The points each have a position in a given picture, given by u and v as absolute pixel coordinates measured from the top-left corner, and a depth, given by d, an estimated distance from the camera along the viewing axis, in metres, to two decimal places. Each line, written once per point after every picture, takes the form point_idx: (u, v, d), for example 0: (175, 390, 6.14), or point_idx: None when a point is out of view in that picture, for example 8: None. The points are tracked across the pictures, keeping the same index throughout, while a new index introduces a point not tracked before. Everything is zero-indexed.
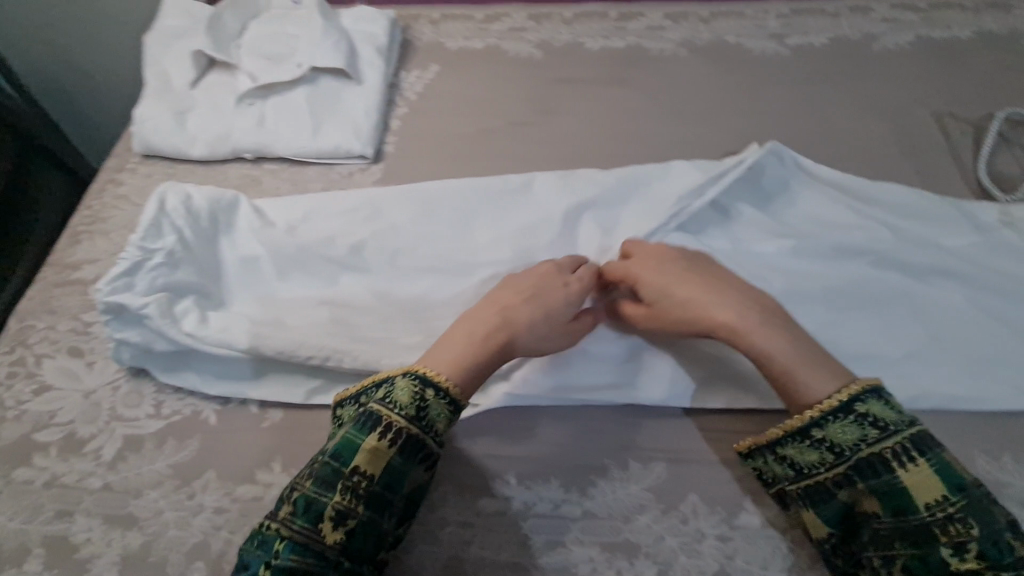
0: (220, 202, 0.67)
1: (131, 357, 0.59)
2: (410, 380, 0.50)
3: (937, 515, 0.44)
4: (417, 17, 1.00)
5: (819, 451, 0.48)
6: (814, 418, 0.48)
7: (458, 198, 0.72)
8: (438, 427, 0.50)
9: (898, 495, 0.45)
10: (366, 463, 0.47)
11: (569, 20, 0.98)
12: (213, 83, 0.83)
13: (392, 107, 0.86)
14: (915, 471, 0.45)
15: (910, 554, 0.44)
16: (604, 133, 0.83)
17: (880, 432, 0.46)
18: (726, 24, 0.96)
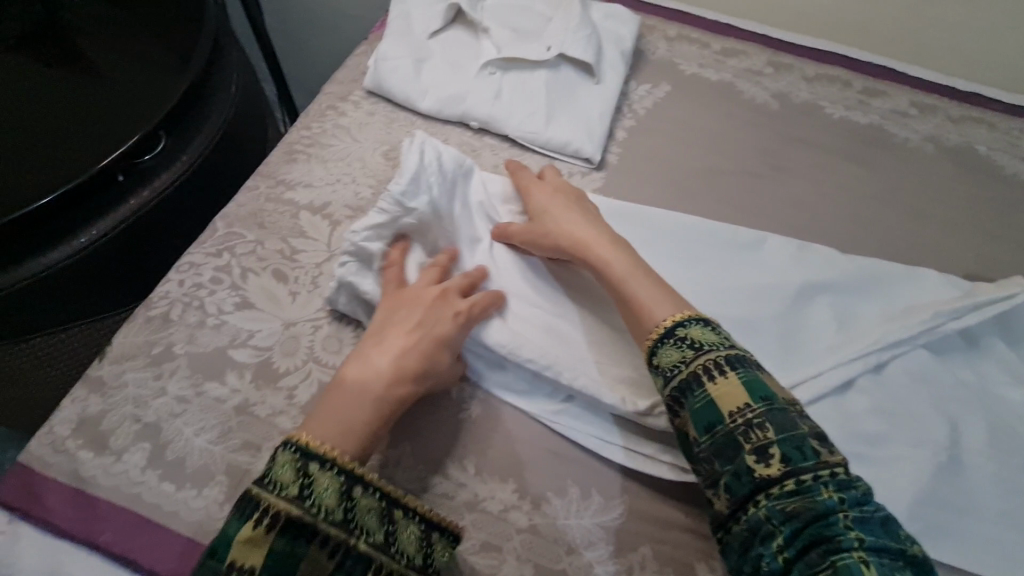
0: (464, 168, 0.61)
1: (347, 304, 0.57)
2: (289, 452, 0.45)
3: (738, 422, 0.45)
4: (653, 28, 0.95)
5: (660, 375, 0.49)
6: (651, 340, 0.51)
7: (689, 241, 0.68)
8: (330, 511, 0.43)
9: (710, 410, 0.46)
10: (243, 557, 0.41)
11: (809, 78, 0.92)
12: (455, 40, 0.80)
13: (620, 115, 0.82)
14: (723, 382, 0.46)
15: (727, 471, 0.44)
16: (836, 212, 0.77)
17: (695, 352, 0.48)
18: (977, 131, 0.89)
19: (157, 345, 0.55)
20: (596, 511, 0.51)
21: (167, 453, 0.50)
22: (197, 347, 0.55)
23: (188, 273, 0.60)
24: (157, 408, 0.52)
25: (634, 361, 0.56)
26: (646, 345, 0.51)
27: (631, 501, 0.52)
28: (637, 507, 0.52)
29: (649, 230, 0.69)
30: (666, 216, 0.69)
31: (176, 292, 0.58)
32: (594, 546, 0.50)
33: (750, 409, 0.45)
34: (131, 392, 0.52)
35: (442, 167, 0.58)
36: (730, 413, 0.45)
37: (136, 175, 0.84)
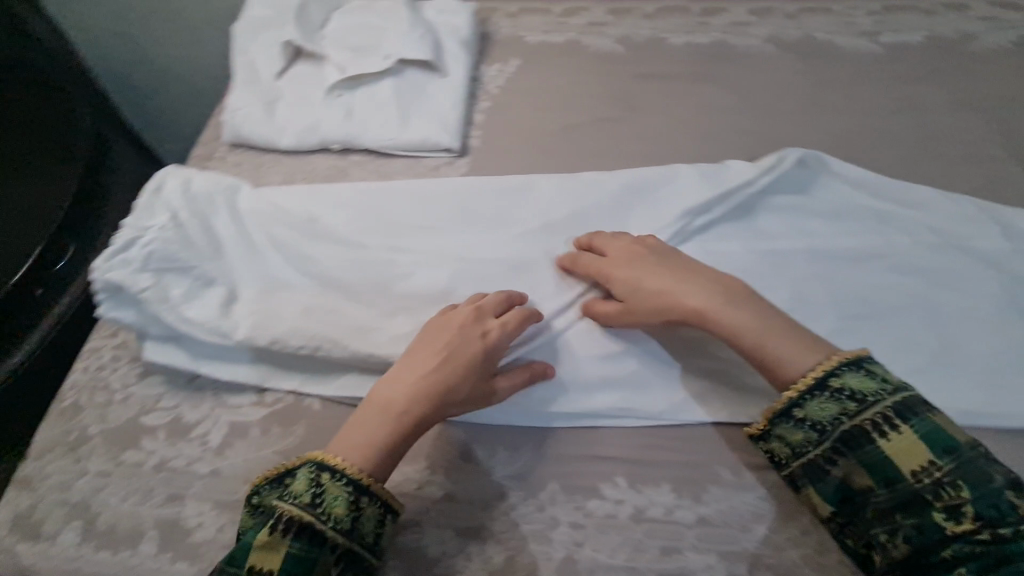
0: (221, 186, 0.70)
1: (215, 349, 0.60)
2: (308, 467, 0.48)
3: (926, 481, 0.44)
4: (495, 10, 0.98)
5: (805, 432, 0.49)
6: (794, 398, 0.49)
7: (538, 195, 0.70)
8: (338, 512, 0.46)
9: (887, 467, 0.45)
10: (260, 560, 0.45)
11: (650, 14, 0.96)
12: (301, 73, 0.83)
13: (475, 100, 0.85)
14: (897, 438, 0.45)
15: (909, 524, 0.44)
16: (697, 130, 0.80)
17: (858, 405, 0.47)
18: (814, 20, 0.93)
19: (72, 432, 0.58)
20: (502, 466, 0.55)
21: (99, 524, 0.54)
22: (110, 423, 0.59)
23: (90, 358, 0.63)
24: (82, 488, 0.56)
25: None
26: (784, 397, 0.49)
27: (534, 448, 0.56)
28: (540, 453, 0.55)
29: (502, 193, 0.71)
30: (512, 178, 0.72)
31: (81, 379, 0.62)
32: (504, 498, 0.53)
33: (936, 468, 0.44)
34: (56, 480, 0.56)
35: (186, 190, 0.66)
36: (915, 473, 0.44)
37: (53, 285, 0.92)
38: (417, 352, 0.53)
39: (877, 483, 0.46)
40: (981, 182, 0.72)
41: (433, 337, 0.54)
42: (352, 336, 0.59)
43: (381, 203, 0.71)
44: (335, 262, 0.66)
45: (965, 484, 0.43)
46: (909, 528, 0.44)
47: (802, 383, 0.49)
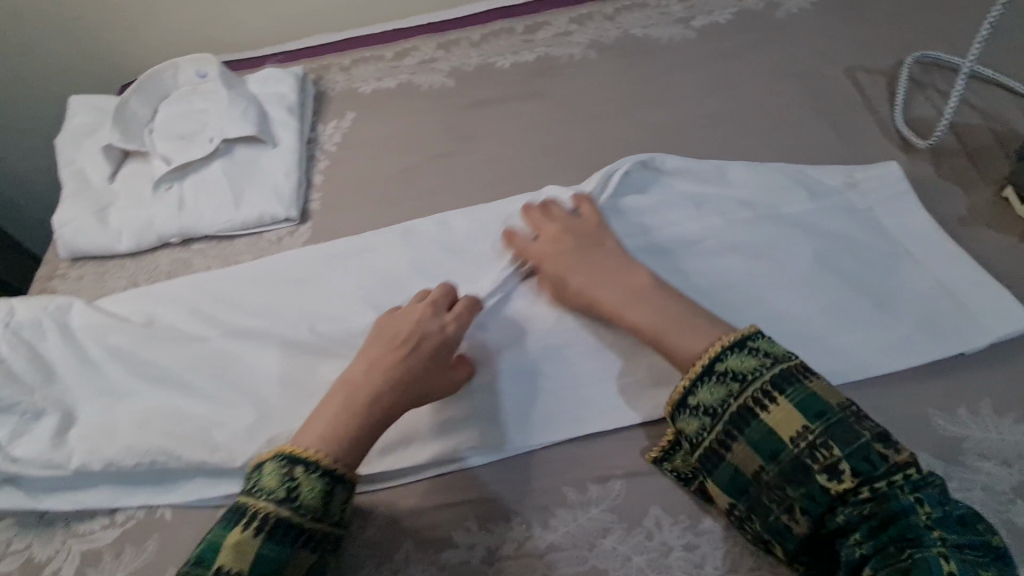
0: (52, 308, 0.69)
1: (58, 483, 0.60)
2: (278, 462, 0.50)
3: (803, 445, 0.45)
4: (328, 66, 0.99)
5: (698, 419, 0.49)
6: (686, 386, 0.50)
7: (375, 256, 0.71)
8: (310, 504, 0.48)
9: (773, 440, 0.46)
10: (231, 561, 0.46)
11: (477, 42, 0.97)
12: (131, 173, 0.82)
13: (313, 161, 0.86)
14: (776, 410, 0.47)
15: (802, 495, 0.45)
16: (528, 151, 0.82)
17: (740, 384, 0.48)
18: (631, 17, 0.96)
19: None
20: (355, 535, 0.54)
21: None
22: None
23: None
24: None
25: None
26: (677, 388, 0.51)
27: (386, 509, 0.55)
28: (392, 513, 0.55)
29: (339, 261, 0.72)
30: (349, 242, 0.73)
31: None
32: (359, 568, 0.52)
33: (810, 431, 0.45)
34: None
35: (9, 322, 0.66)
36: (793, 439, 0.46)
37: None
38: (376, 339, 0.57)
39: (763, 459, 0.46)
40: (791, 149, 0.75)
41: (393, 328, 0.57)
42: (186, 441, 0.59)
43: (218, 292, 0.71)
44: (170, 363, 0.66)
45: (836, 442, 0.45)
46: (799, 499, 0.45)
47: (693, 372, 0.50)
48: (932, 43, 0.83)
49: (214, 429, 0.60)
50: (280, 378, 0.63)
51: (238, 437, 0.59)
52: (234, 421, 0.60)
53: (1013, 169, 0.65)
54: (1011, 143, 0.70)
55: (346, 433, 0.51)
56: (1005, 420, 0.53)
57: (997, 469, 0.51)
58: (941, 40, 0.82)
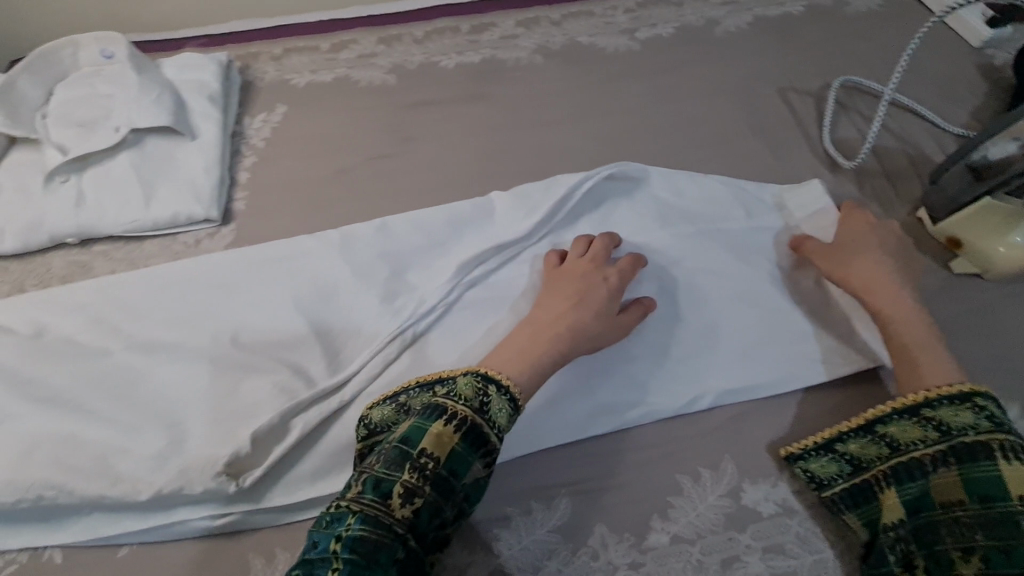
0: None
1: None
2: (471, 376, 0.50)
3: None
4: (257, 54, 0.92)
5: (926, 430, 0.50)
6: (927, 399, 0.51)
7: (307, 260, 0.66)
8: (501, 423, 0.48)
9: (991, 485, 0.46)
10: (434, 447, 0.46)
11: (420, 39, 0.94)
12: (17, 163, 0.72)
13: (239, 157, 0.79)
14: (1016, 467, 0.46)
15: (991, 546, 0.44)
16: (472, 156, 0.79)
17: (993, 425, 0.48)
18: (578, 24, 0.96)
19: None
20: None
21: None
22: None
23: None
24: None
25: (268, 415, 0.55)
26: (921, 393, 0.51)
27: None
28: None
29: (265, 265, 0.65)
30: (279, 245, 0.67)
31: None
32: None
33: None
34: None
35: None
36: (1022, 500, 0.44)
37: None
38: (565, 289, 0.58)
39: (970, 497, 0.46)
40: (731, 165, 0.77)
41: (566, 281, 0.59)
42: (82, 473, 0.52)
43: (127, 300, 0.63)
44: (65, 382, 0.58)
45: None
46: (987, 547, 0.45)
47: (938, 391, 0.51)
48: (854, 69, 0.88)
49: (119, 459, 0.53)
50: (199, 398, 0.57)
51: (145, 466, 0.52)
52: (144, 448, 0.54)
53: (926, 193, 0.70)
54: (923, 167, 0.75)
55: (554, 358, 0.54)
56: None
57: None
58: (862, 67, 0.88)
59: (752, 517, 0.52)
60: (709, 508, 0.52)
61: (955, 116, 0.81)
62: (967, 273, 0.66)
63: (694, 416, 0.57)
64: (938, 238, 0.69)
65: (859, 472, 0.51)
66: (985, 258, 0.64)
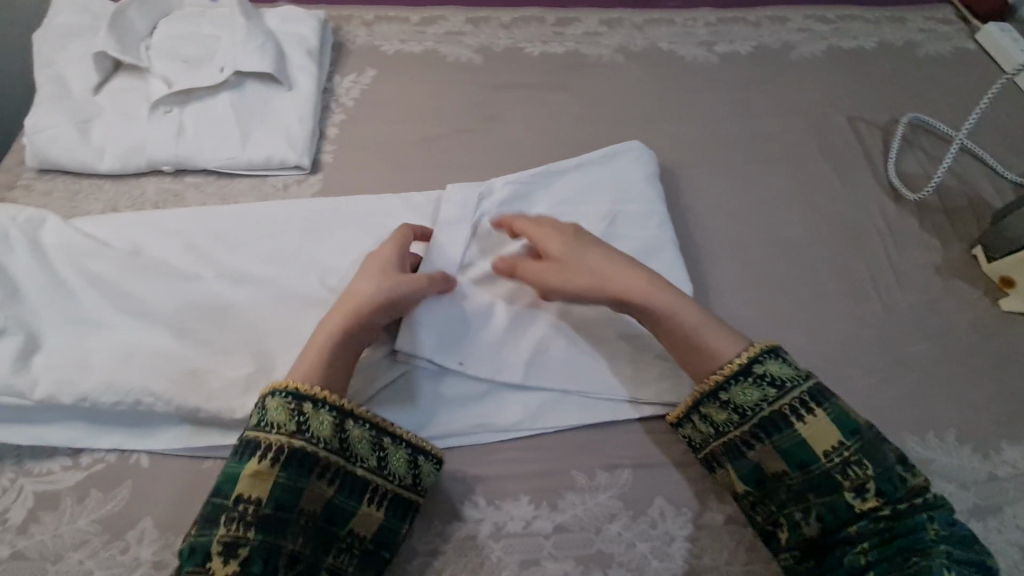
0: (23, 221, 0.61)
1: (18, 416, 0.54)
2: (280, 398, 0.49)
3: (836, 460, 0.48)
4: (349, 17, 0.94)
5: (727, 412, 0.52)
6: (720, 381, 0.52)
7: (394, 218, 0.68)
8: (325, 437, 0.48)
9: (801, 447, 0.49)
10: (250, 489, 0.46)
11: (507, 24, 0.97)
12: (121, 88, 0.75)
13: (328, 113, 0.82)
14: (813, 420, 0.49)
15: (822, 502, 0.48)
16: (555, 143, 0.82)
17: (778, 390, 0.51)
18: (659, 31, 0.99)
19: None
20: None
21: None
22: None
23: None
24: None
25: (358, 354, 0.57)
26: (714, 376, 0.52)
27: None
28: None
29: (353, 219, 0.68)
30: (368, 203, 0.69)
31: None
32: None
33: (845, 447, 0.49)
34: None
35: None
36: (827, 453, 0.49)
37: None
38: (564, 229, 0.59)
39: (791, 466, 0.49)
40: (799, 183, 0.80)
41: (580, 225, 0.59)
42: (177, 383, 0.54)
43: (226, 231, 0.66)
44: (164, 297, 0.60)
45: (871, 464, 0.48)
46: (818, 504, 0.48)
47: (728, 369, 0.52)
48: (921, 109, 0.91)
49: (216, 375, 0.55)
50: (291, 333, 0.59)
51: (236, 387, 0.55)
52: (239, 369, 0.56)
53: (985, 233, 0.73)
54: (982, 209, 0.79)
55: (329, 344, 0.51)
56: (963, 449, 0.60)
57: (955, 490, 0.57)
58: (928, 108, 0.91)
59: None
60: None
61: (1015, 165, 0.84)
62: (1017, 313, 0.70)
63: None
64: (992, 277, 0.72)
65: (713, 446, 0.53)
66: None
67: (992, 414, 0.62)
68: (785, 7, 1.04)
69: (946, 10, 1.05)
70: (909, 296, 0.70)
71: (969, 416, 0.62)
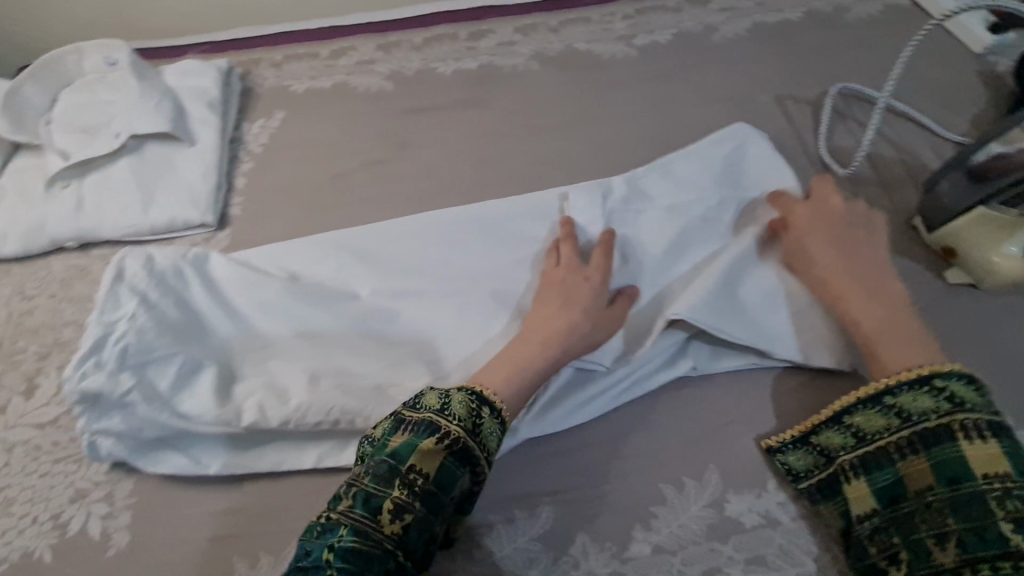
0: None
1: (110, 452, 0.53)
2: (465, 394, 0.50)
3: (997, 487, 0.43)
4: (258, 60, 0.93)
5: (845, 436, 0.51)
6: (845, 406, 0.52)
7: (379, 244, 0.69)
8: (488, 444, 0.49)
9: (955, 464, 0.45)
10: (422, 463, 0.47)
11: (419, 46, 0.94)
12: (22, 168, 0.74)
13: (237, 163, 0.80)
14: (981, 445, 0.45)
15: (964, 529, 0.43)
16: (469, 163, 0.80)
17: (903, 421, 0.48)
18: (576, 30, 0.96)
19: None
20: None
21: None
22: None
23: None
24: None
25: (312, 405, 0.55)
26: (846, 399, 0.52)
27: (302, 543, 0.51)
28: None
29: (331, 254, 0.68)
30: (356, 234, 0.70)
31: None
32: None
33: (1006, 478, 0.43)
34: None
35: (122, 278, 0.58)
36: (987, 477, 0.44)
37: None
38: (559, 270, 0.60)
39: (940, 481, 0.45)
40: None
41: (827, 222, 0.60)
42: (255, 393, 0.55)
43: (245, 263, 0.66)
44: (97, 322, 0.54)
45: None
46: (960, 531, 0.43)
47: (857, 394, 0.51)
48: (853, 76, 0.87)
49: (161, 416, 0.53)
50: (241, 375, 0.57)
51: (271, 414, 0.54)
52: (267, 407, 0.54)
53: (922, 201, 0.69)
54: (920, 175, 0.74)
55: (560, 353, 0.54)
56: None
57: None
58: (861, 74, 0.87)
59: (734, 529, 0.51)
60: (692, 518, 0.52)
61: (955, 124, 0.80)
62: (962, 284, 0.66)
63: (679, 424, 0.57)
64: (933, 248, 0.68)
65: (829, 464, 0.52)
66: (980, 269, 0.64)
67: None
68: None
69: None
70: None
71: None
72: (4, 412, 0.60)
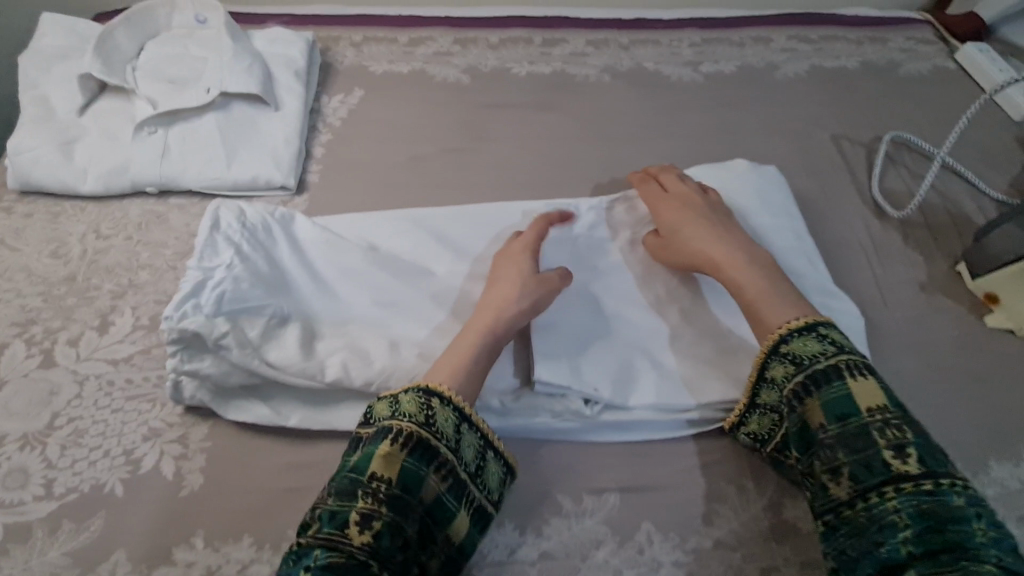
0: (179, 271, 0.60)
1: (194, 393, 0.54)
2: (414, 393, 0.49)
3: (877, 419, 0.46)
4: (338, 38, 0.95)
5: (767, 414, 0.55)
6: (752, 386, 0.55)
7: (456, 223, 0.70)
8: (449, 434, 0.48)
9: (844, 402, 0.47)
10: (383, 469, 0.45)
11: (494, 45, 0.98)
12: (106, 109, 0.75)
13: (315, 132, 0.82)
14: (860, 381, 0.48)
15: (854, 461, 0.45)
16: (540, 162, 0.82)
17: (796, 366, 0.51)
18: (645, 51, 1.00)
19: None
20: None
21: None
22: None
23: None
24: None
25: (397, 369, 0.56)
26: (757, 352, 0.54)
27: None
28: None
29: (408, 228, 0.69)
30: (433, 213, 0.71)
31: None
32: None
33: (887, 411, 0.46)
34: None
35: (219, 229, 0.59)
36: (870, 410, 0.46)
37: None
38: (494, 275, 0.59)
39: (830, 418, 0.47)
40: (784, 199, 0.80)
41: (697, 207, 0.63)
42: (338, 352, 0.56)
43: (328, 227, 0.67)
44: (196, 267, 0.55)
45: (910, 430, 0.45)
46: (849, 464, 0.45)
47: (785, 328, 0.53)
48: (903, 127, 0.92)
49: (251, 363, 0.53)
50: (322, 333, 0.58)
51: (358, 372, 0.55)
52: (353, 368, 0.55)
53: (969, 248, 0.73)
54: (965, 224, 0.79)
55: (496, 315, 0.55)
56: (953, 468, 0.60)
57: None
58: (911, 126, 0.92)
59: (791, 532, 0.54)
60: (751, 518, 0.54)
61: (997, 182, 0.85)
62: (1001, 329, 0.70)
63: None
64: (976, 292, 0.72)
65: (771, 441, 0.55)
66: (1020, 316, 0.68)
67: (982, 432, 0.62)
68: (769, 28, 1.06)
69: (925, 31, 1.08)
70: (894, 313, 0.70)
71: (954, 433, 0.62)
72: (78, 344, 0.60)
